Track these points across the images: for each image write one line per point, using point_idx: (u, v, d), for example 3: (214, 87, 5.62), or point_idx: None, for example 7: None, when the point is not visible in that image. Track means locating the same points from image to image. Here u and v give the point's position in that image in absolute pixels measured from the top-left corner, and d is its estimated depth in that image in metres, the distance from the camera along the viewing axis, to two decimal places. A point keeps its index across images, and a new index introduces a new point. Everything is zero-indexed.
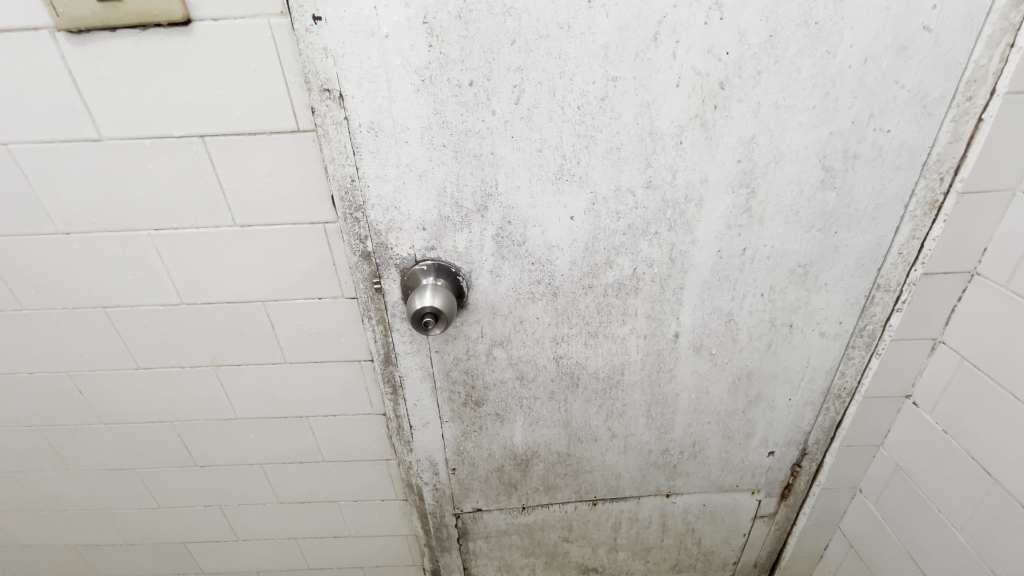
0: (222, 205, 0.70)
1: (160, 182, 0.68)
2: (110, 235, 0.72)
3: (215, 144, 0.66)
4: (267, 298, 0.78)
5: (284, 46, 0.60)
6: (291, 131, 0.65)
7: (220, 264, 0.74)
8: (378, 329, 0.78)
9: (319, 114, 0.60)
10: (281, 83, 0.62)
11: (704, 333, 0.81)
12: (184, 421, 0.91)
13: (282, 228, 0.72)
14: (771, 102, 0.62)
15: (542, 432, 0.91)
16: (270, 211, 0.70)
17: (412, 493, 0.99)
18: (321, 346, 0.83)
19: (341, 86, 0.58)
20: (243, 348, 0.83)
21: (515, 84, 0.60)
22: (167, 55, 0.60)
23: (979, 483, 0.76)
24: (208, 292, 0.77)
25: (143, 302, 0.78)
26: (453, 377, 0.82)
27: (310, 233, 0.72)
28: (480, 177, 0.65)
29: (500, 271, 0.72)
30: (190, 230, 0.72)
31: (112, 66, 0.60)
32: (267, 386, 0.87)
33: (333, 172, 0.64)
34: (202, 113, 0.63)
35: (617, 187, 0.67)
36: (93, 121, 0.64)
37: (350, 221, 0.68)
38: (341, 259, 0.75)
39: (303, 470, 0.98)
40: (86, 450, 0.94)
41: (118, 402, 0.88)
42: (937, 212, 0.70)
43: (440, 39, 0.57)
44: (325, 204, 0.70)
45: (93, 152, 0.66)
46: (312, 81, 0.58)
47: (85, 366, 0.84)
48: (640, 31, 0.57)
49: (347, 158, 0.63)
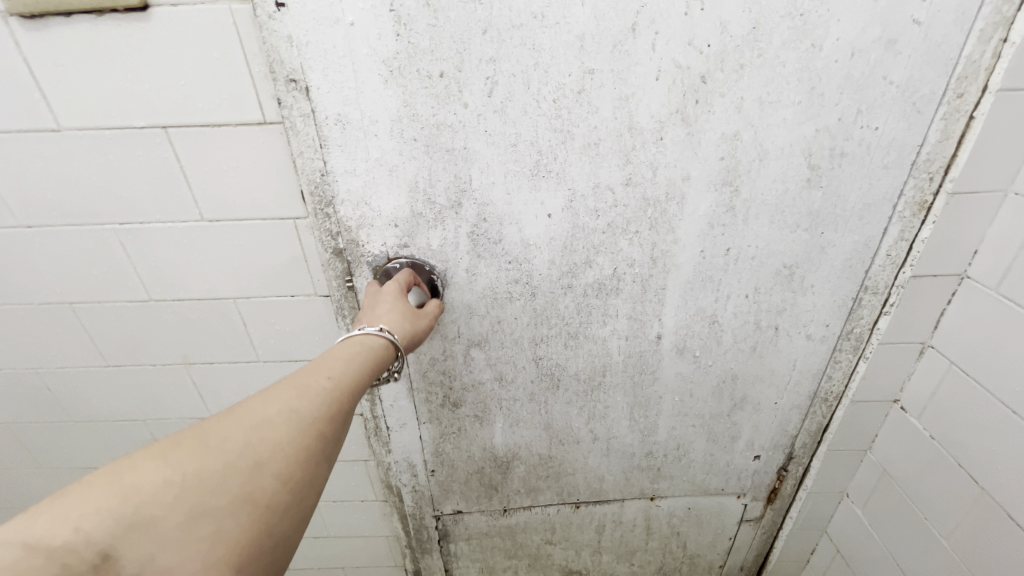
0: (187, 199, 0.67)
1: (124, 176, 0.65)
2: (73, 229, 0.69)
3: (179, 136, 0.63)
4: (237, 295, 0.75)
5: (248, 36, 0.57)
6: (257, 123, 0.62)
7: (187, 260, 0.72)
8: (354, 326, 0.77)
9: (285, 106, 0.58)
10: (245, 73, 0.59)
11: (687, 335, 0.79)
12: (158, 419, 0.89)
13: (249, 224, 0.69)
14: (755, 97, 0.60)
15: (522, 434, 0.89)
16: (236, 207, 0.68)
17: (391, 494, 0.96)
18: (296, 345, 0.81)
19: (306, 77, 0.56)
20: (215, 345, 0.81)
21: (487, 76, 0.57)
22: (126, 42, 0.57)
23: (966, 491, 0.74)
24: (178, 289, 0.74)
25: (110, 299, 0.75)
26: (430, 377, 0.80)
27: (277, 229, 0.69)
28: (453, 172, 0.63)
29: (476, 269, 0.70)
30: (155, 225, 0.69)
31: (68, 54, 0.57)
32: (241, 383, 0.85)
33: (301, 166, 0.62)
34: (166, 103, 0.60)
35: (596, 183, 0.65)
36: (51, 110, 0.60)
37: (321, 217, 0.66)
38: (312, 255, 0.71)
39: None
40: (59, 448, 0.92)
41: (89, 399, 0.86)
42: (927, 213, 0.68)
43: (408, 28, 0.54)
44: (293, 199, 0.67)
45: (52, 143, 0.62)
46: (277, 71, 0.56)
47: (54, 363, 0.81)
48: (617, 21, 0.55)
49: (315, 151, 0.61)
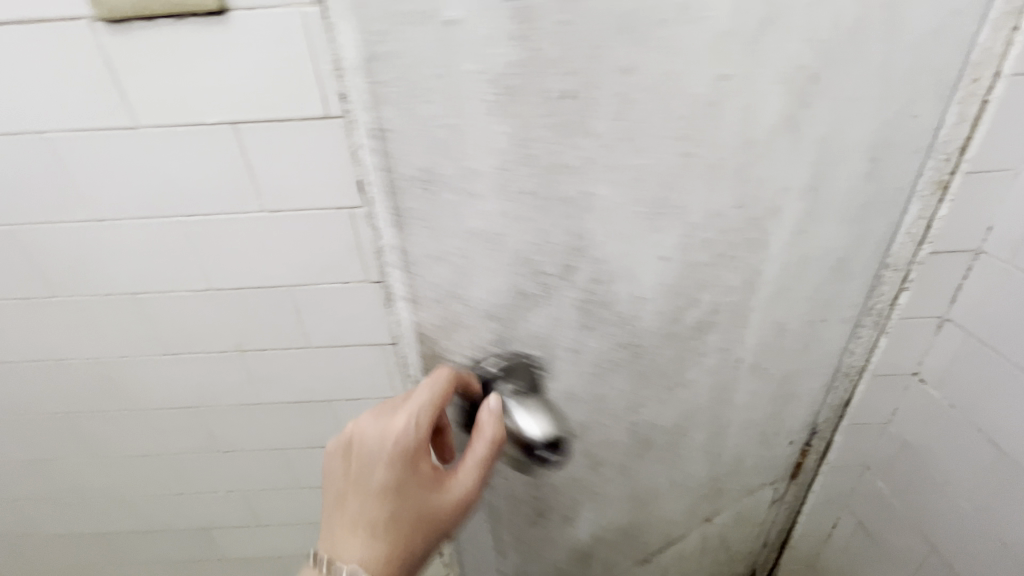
0: (251, 190, 0.63)
1: (176, 169, 0.62)
2: (142, 227, 0.66)
3: (250, 134, 0.59)
4: (294, 285, 0.71)
5: (317, 36, 0.54)
6: (322, 118, 0.59)
7: (245, 254, 0.68)
8: None
9: None
10: (312, 68, 0.56)
11: (762, 350, 0.74)
12: (213, 406, 0.85)
13: (311, 214, 0.65)
14: (845, 96, 0.56)
15: (608, 514, 0.74)
16: (299, 197, 0.64)
17: None
18: (350, 344, 0.78)
19: (378, 113, 0.38)
20: (271, 335, 0.76)
21: (620, 93, 0.41)
22: (198, 43, 0.54)
23: (983, 454, 0.82)
24: (235, 289, 0.71)
25: (172, 294, 0.72)
26: (516, 490, 0.61)
27: (339, 217, 0.66)
28: (569, 228, 0.45)
29: (583, 344, 0.53)
30: (218, 219, 0.65)
31: (139, 55, 0.54)
32: (293, 372, 0.81)
33: None
34: (239, 105, 0.57)
35: (711, 211, 0.54)
36: (128, 107, 0.57)
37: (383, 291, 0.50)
38: (367, 250, 0.69)
39: (333, 454, 0.94)
40: (102, 443, 0.89)
41: (139, 390, 0.82)
42: (944, 192, 0.74)
43: (531, 29, 0.36)
44: (353, 190, 0.64)
45: (123, 142, 0.60)
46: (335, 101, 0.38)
47: (105, 354, 0.78)
48: (755, 14, 0.44)
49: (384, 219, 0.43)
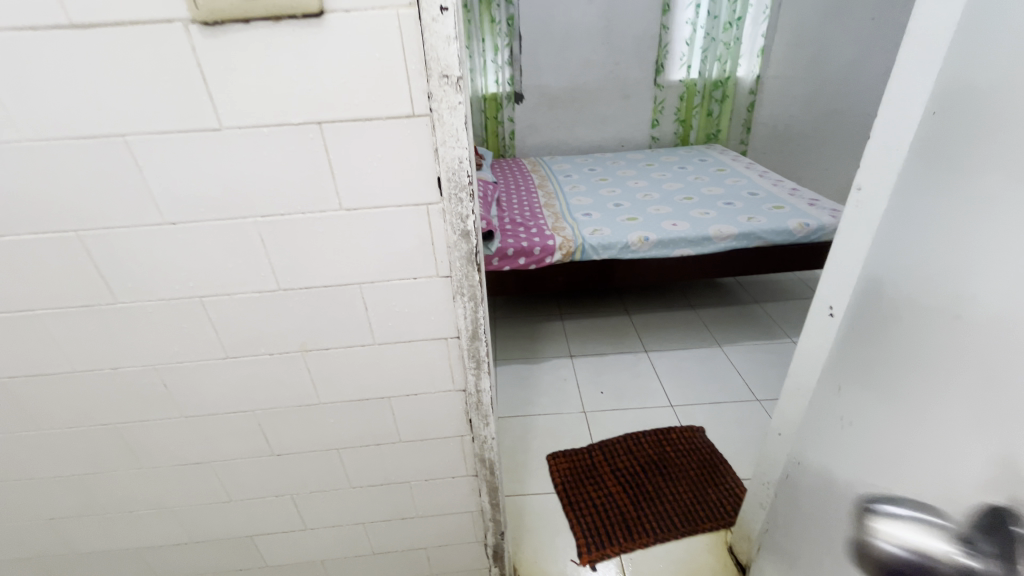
0: (329, 189, 0.74)
1: (275, 171, 0.72)
2: (214, 223, 0.75)
3: (332, 130, 0.70)
4: (364, 280, 0.83)
5: (410, 34, 0.64)
6: (406, 115, 0.69)
7: (317, 246, 0.79)
8: (469, 304, 0.86)
9: (435, 99, 0.68)
10: (402, 69, 0.66)
11: None
12: (268, 409, 0.96)
13: (387, 211, 0.76)
14: None
15: None
16: (377, 194, 0.75)
17: (485, 467, 1.08)
18: (413, 325, 0.88)
19: (457, 72, 0.66)
20: (338, 330, 0.87)
21: None
22: (295, 45, 0.63)
23: None
24: (307, 278, 0.81)
25: (238, 290, 0.81)
26: None
27: (413, 214, 0.77)
28: None
29: None
30: (295, 216, 0.76)
31: (240, 57, 0.64)
32: (353, 368, 0.92)
33: (442, 155, 0.72)
34: (326, 102, 0.67)
35: None
36: (215, 113, 0.67)
37: (454, 202, 0.76)
38: (439, 239, 0.79)
39: (380, 452, 1.05)
40: (160, 449, 1.00)
41: (200, 392, 0.92)
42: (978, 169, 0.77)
43: None
44: (430, 186, 0.75)
45: (211, 141, 0.69)
46: (432, 67, 0.65)
47: (172, 358, 0.87)
48: None
49: (456, 141, 0.71)
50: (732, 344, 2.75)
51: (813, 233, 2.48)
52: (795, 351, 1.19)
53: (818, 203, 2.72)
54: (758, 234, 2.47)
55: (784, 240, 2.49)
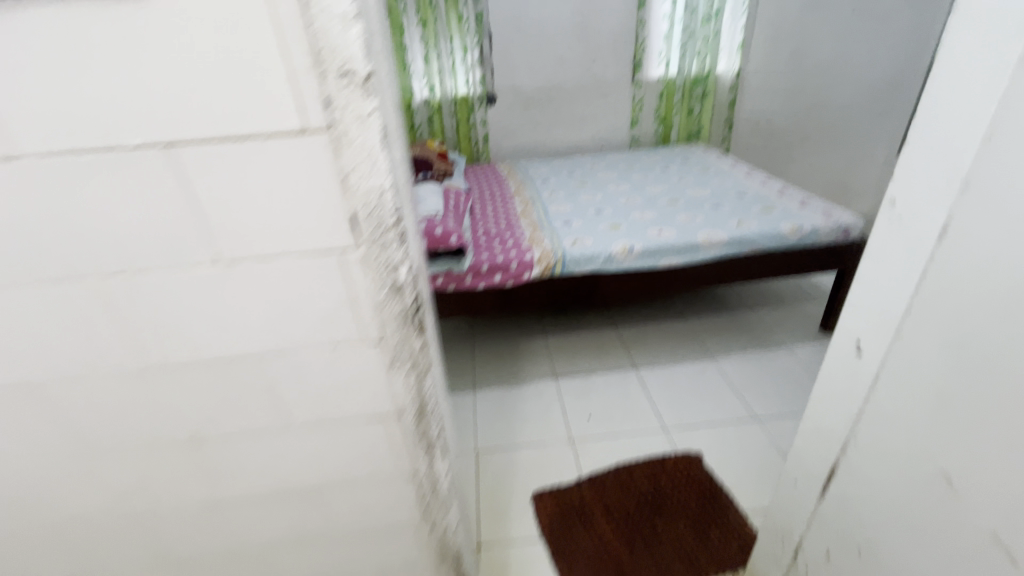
0: (198, 238, 0.52)
1: (114, 215, 0.50)
2: (37, 288, 0.53)
3: (188, 155, 0.48)
4: (264, 353, 0.61)
5: (286, 11, 0.43)
6: (295, 132, 0.48)
7: (192, 313, 0.57)
8: (411, 375, 0.65)
9: (334, 107, 0.47)
10: (280, 64, 0.45)
11: None
12: (162, 512, 0.74)
13: (285, 263, 0.55)
14: None
15: None
16: (267, 240, 0.54)
17: (450, 558, 0.88)
18: (339, 403, 0.67)
19: (363, 69, 0.46)
20: (239, 415, 0.66)
21: None
22: (110, 32, 0.42)
23: None
24: (185, 354, 0.60)
25: (91, 373, 0.60)
26: None
27: (322, 265, 0.56)
28: None
29: None
30: (154, 275, 0.54)
31: (28, 51, 0.43)
32: (267, 458, 0.71)
33: (354, 185, 0.51)
34: (172, 116, 0.46)
35: None
36: (6, 135, 0.46)
37: (377, 247, 0.55)
38: (361, 295, 0.58)
39: (316, 549, 0.84)
40: (26, 565, 0.77)
41: (66, 497, 0.70)
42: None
43: None
44: (342, 228, 0.54)
45: (9, 176, 0.47)
46: (325, 62, 0.45)
47: (15, 461, 0.65)
48: None
49: (372, 165, 0.50)
50: (726, 356, 2.59)
51: (806, 236, 2.34)
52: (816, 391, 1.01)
53: (809, 202, 2.58)
54: (750, 239, 2.31)
55: (776, 244, 2.33)
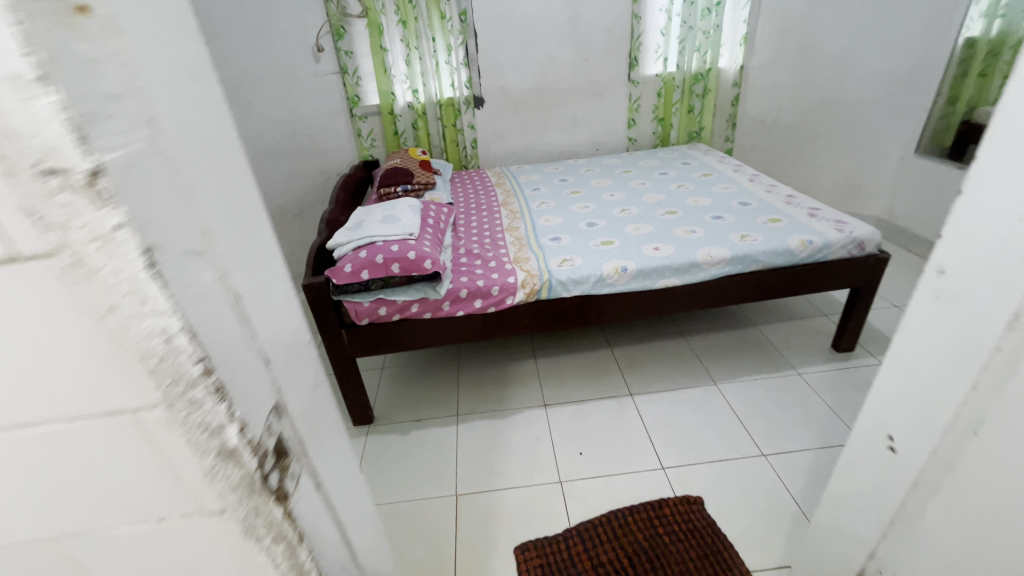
0: None
1: None
2: None
3: None
4: (54, 534, 0.43)
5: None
6: (3, 257, 0.30)
7: None
8: (279, 548, 0.47)
9: (55, 217, 0.29)
10: None
11: None
12: None
13: (47, 431, 0.37)
14: None
15: None
16: (7, 403, 0.35)
17: None
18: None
19: (93, 156, 0.29)
20: None
21: None
22: None
23: None
24: None
25: None
26: None
27: (106, 430, 0.38)
28: None
29: None
30: None
31: None
32: None
33: (116, 327, 0.32)
34: None
35: None
36: None
37: (180, 407, 0.36)
38: (178, 464, 0.40)
39: None
40: None
41: None
42: None
43: None
44: (124, 384, 0.35)
45: None
46: (18, 152, 0.28)
47: None
48: None
49: (138, 298, 0.32)
50: (729, 381, 2.39)
51: (817, 252, 2.14)
52: (844, 479, 0.84)
53: (818, 212, 2.38)
54: (755, 257, 2.11)
55: (784, 261, 2.13)
